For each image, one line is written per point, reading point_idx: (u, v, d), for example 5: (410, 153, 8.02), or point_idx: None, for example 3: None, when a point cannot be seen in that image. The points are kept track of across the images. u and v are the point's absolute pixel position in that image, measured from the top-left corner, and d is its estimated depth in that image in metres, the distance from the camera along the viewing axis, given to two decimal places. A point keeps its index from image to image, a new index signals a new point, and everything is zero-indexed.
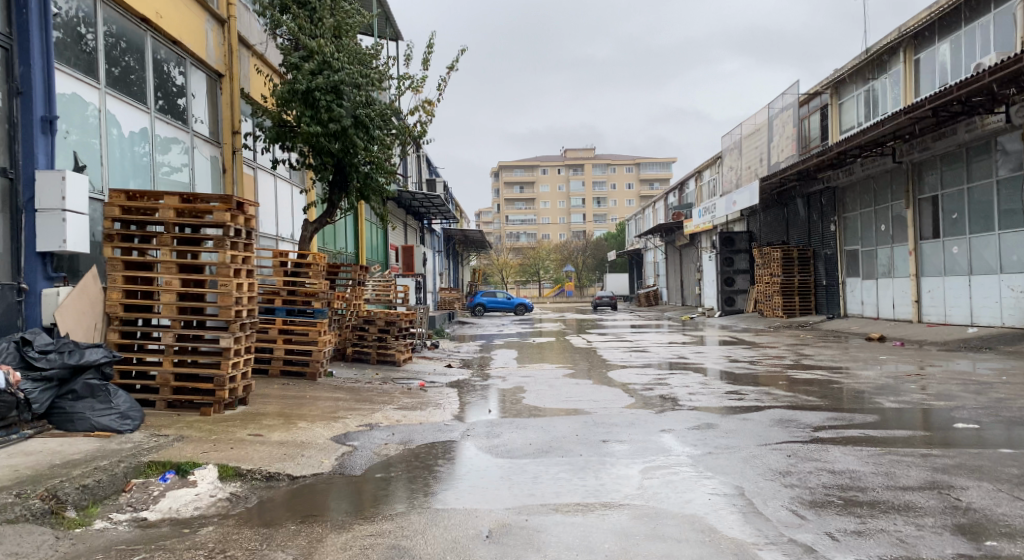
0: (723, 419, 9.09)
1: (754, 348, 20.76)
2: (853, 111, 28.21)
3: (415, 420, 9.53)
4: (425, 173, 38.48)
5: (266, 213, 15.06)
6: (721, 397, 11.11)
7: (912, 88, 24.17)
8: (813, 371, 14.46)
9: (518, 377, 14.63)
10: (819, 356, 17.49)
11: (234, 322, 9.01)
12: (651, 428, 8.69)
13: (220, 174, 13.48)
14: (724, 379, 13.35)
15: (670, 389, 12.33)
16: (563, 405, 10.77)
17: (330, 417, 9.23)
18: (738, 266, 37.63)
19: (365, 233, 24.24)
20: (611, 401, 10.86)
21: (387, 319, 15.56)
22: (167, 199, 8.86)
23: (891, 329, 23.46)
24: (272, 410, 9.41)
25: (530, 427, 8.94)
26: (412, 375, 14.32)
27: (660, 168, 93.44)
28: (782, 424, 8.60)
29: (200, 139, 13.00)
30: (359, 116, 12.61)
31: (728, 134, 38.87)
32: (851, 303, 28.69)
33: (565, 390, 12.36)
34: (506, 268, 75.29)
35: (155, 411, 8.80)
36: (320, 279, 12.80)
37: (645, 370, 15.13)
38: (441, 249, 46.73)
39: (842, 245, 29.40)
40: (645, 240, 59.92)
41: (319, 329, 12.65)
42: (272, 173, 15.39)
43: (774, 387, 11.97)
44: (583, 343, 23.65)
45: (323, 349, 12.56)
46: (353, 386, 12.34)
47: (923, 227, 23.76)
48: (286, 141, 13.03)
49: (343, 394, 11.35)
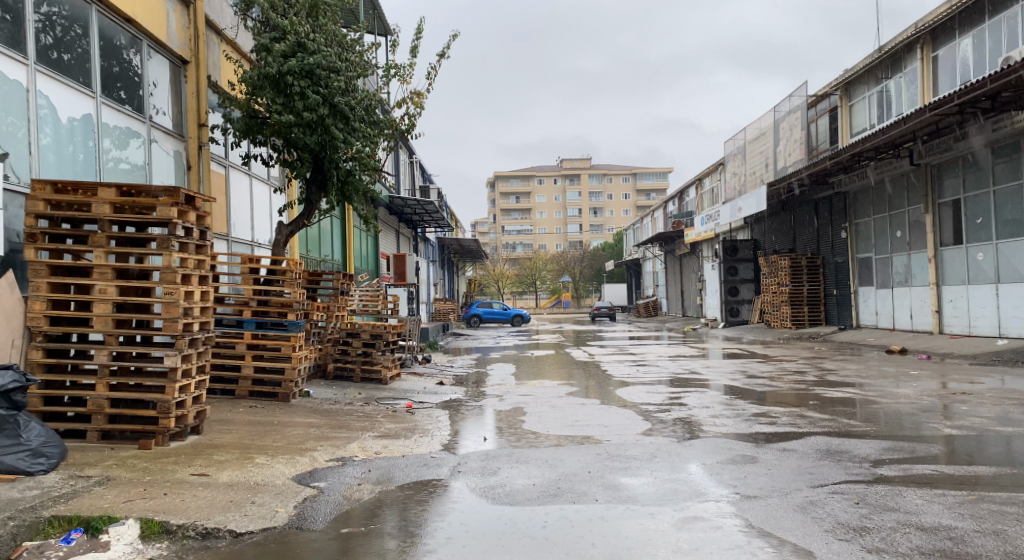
0: (760, 450, 7.75)
1: (768, 361, 19.41)
2: (865, 112, 26.98)
3: (398, 452, 8.15)
4: (417, 179, 37.14)
5: (239, 215, 13.78)
6: (749, 421, 9.73)
7: (930, 87, 22.94)
8: (842, 389, 13.09)
9: (517, 395, 13.25)
10: (842, 371, 16.13)
11: (182, 337, 7.65)
12: (675, 461, 7.35)
13: (184, 171, 12.06)
14: (745, 398, 12.00)
15: (687, 410, 10.97)
16: (569, 431, 9.40)
17: (297, 449, 7.85)
18: (742, 275, 36.34)
19: (352, 241, 22.89)
20: (623, 427, 9.49)
21: (373, 332, 14.15)
22: (102, 191, 7.48)
23: (912, 340, 22.15)
24: (229, 440, 8.01)
25: (533, 461, 7.58)
26: (401, 395, 12.93)
27: (656, 177, 92.30)
28: (831, 458, 7.25)
29: (162, 131, 11.63)
30: (338, 105, 11.28)
31: (730, 140, 37.70)
32: (864, 314, 27.40)
33: (570, 411, 10.99)
34: (503, 278, 73.89)
35: (85, 444, 7.37)
36: (295, 288, 11.41)
37: (655, 388, 13.76)
38: (435, 260, 45.42)
39: (853, 253, 28.15)
40: (643, 249, 58.63)
41: (294, 344, 11.28)
42: (245, 172, 14.11)
43: (804, 408, 10.62)
44: (583, 356, 22.25)
45: (297, 367, 11.21)
46: (331, 408, 10.96)
47: (943, 233, 22.50)
48: (257, 134, 11.72)
49: (318, 419, 9.96)
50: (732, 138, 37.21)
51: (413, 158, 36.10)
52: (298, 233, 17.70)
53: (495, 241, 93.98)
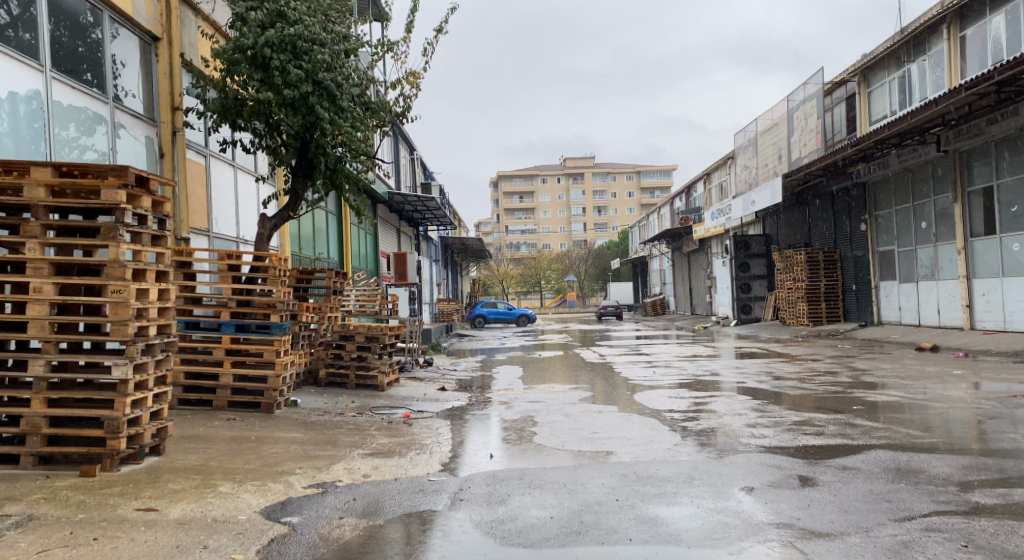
0: (817, 469, 6.58)
1: (792, 361, 18.19)
2: (885, 98, 25.79)
3: (389, 474, 6.99)
4: (418, 176, 36.00)
5: (221, 208, 12.70)
6: (791, 432, 8.56)
7: (957, 69, 21.89)
8: (883, 392, 11.91)
9: (525, 401, 12.08)
10: (877, 372, 14.94)
11: (134, 344, 6.46)
12: (717, 485, 6.19)
13: (156, 159, 10.80)
14: (778, 404, 10.82)
15: (717, 419, 9.80)
16: (588, 445, 8.25)
17: (271, 472, 6.71)
18: (754, 271, 35.13)
19: (349, 238, 21.76)
20: (648, 440, 8.34)
21: (369, 335, 13.04)
22: (36, 172, 6.35)
23: (942, 337, 21.00)
24: (193, 463, 6.86)
25: (550, 485, 6.41)
26: (398, 403, 11.76)
27: (660, 175, 91.18)
28: (906, 480, 6.07)
29: (131, 116, 10.36)
30: (323, 81, 10.12)
31: (741, 131, 36.50)
32: (887, 310, 26.22)
33: (587, 421, 9.82)
34: (507, 278, 72.56)
35: (18, 471, 6.23)
36: (280, 287, 10.33)
37: (676, 392, 12.60)
38: (438, 259, 44.34)
39: (874, 246, 26.95)
40: (650, 247, 57.41)
41: (278, 349, 10.16)
42: (229, 163, 13.08)
43: (849, 415, 9.45)
44: (594, 358, 21.09)
45: (281, 375, 10.10)
46: (318, 420, 9.81)
47: (973, 223, 21.50)
48: (236, 119, 10.52)
49: (302, 433, 8.79)
50: (742, 130, 36.03)
51: (414, 154, 35.00)
52: (289, 225, 16.62)
53: (498, 241, 92.79)
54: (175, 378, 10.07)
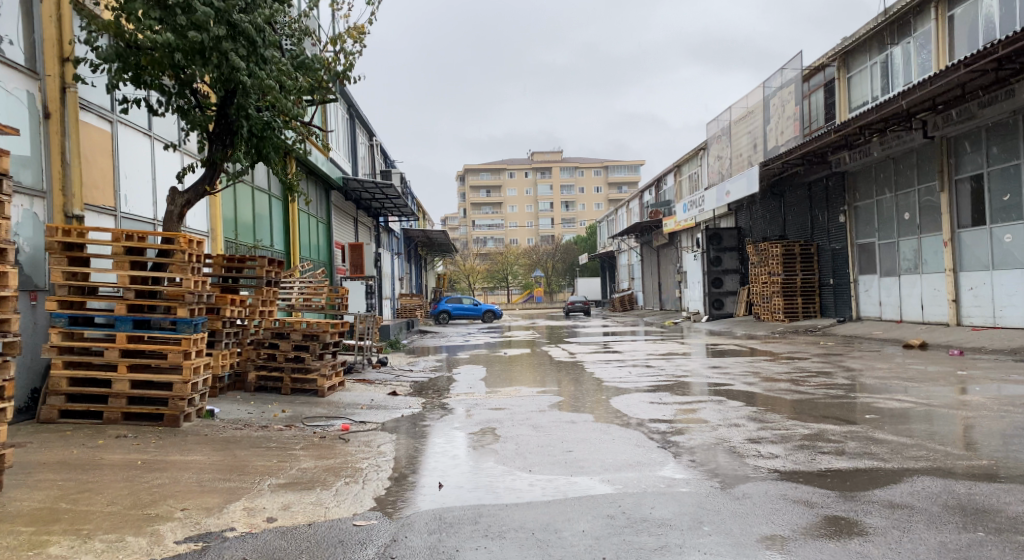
0: (857, 508, 5.11)
1: (777, 360, 16.81)
2: (866, 83, 24.63)
3: (304, 518, 5.34)
4: (378, 164, 34.17)
5: (130, 183, 10.96)
6: (804, 450, 7.06)
7: (945, 51, 20.72)
8: (891, 396, 10.51)
9: (485, 408, 10.47)
10: (872, 373, 13.59)
11: None
12: (732, 535, 4.71)
13: (39, 121, 8.90)
14: (779, 413, 9.32)
15: (711, 432, 8.29)
16: (559, 469, 6.67)
17: (144, 520, 5.05)
18: (726, 266, 33.92)
19: (297, 226, 20.02)
20: (635, 462, 6.78)
21: (306, 333, 11.37)
22: None
23: (930, 333, 19.86)
24: (38, 505, 5.20)
25: (511, 536, 4.86)
26: (337, 412, 10.04)
27: (628, 170, 90.36)
28: (982, 527, 4.63)
29: (8, 65, 8.47)
30: (240, 23, 8.47)
31: (713, 121, 35.24)
32: (866, 305, 25.10)
33: (559, 435, 8.24)
34: (474, 273, 70.90)
35: None
36: (189, 275, 8.66)
37: (658, 397, 11.07)
38: (401, 252, 42.59)
39: (853, 238, 25.82)
40: (618, 241, 56.20)
41: (185, 350, 8.45)
42: (143, 133, 11.37)
43: (867, 427, 7.97)
44: (564, 356, 19.55)
45: (189, 381, 8.43)
46: (233, 437, 8.09)
47: (960, 213, 20.37)
48: (140, 72, 8.80)
49: (208, 455, 7.09)
50: (715, 119, 34.76)
51: (374, 140, 33.25)
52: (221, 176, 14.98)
53: (465, 236, 90.92)
54: (57, 386, 8.28)
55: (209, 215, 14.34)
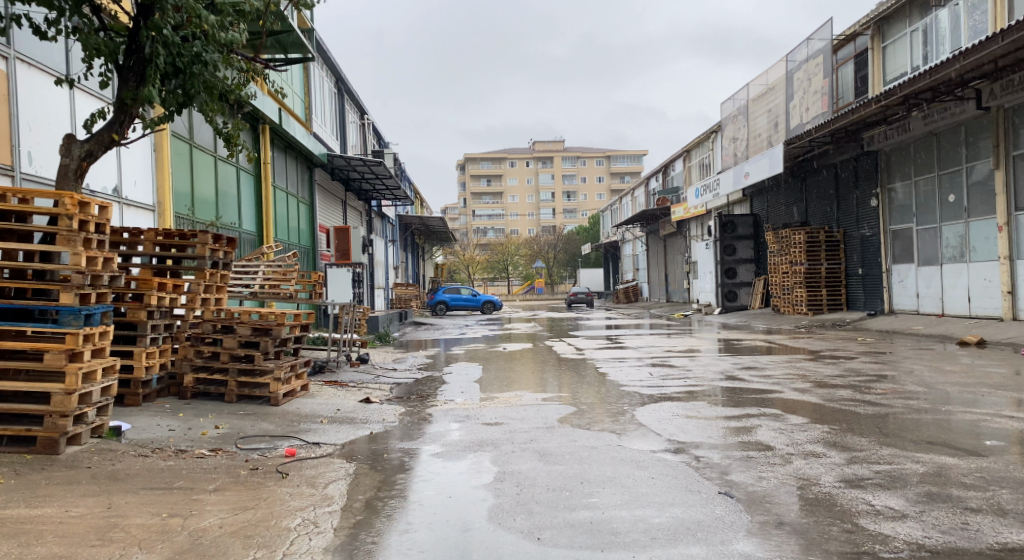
0: None
1: (817, 360, 14.53)
2: (905, 52, 22.30)
3: None
4: (369, 144, 31.79)
5: (34, 136, 8.72)
6: (938, 503, 4.86)
7: (1003, 12, 18.33)
8: (990, 411, 8.27)
9: (477, 423, 8.23)
10: (940, 378, 11.31)
11: None
12: None
13: None
14: (861, 435, 7.07)
15: (784, 466, 6.02)
16: (579, 538, 4.50)
17: None
18: (740, 255, 31.67)
19: (271, 205, 17.72)
20: (692, 524, 4.62)
21: (256, 326, 9.14)
22: None
23: (983, 328, 17.60)
24: None
25: None
26: (288, 430, 7.79)
27: (631, 160, 87.89)
28: None
29: None
30: None
31: (730, 100, 32.86)
32: (901, 297, 22.86)
33: (576, 468, 6.02)
34: (473, 264, 68.46)
35: None
36: (79, 250, 6.39)
37: (693, 410, 8.79)
38: (395, 239, 40.22)
39: (886, 224, 23.52)
40: (622, 232, 53.89)
41: (70, 349, 6.20)
42: (55, 76, 9.12)
43: (1005, 465, 5.73)
44: (571, 352, 17.30)
45: (75, 393, 6.22)
46: (129, 471, 5.86)
47: (1018, 193, 18.07)
48: None
49: (71, 506, 4.90)
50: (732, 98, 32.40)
51: (366, 118, 30.94)
52: (171, 139, 12.82)
53: (465, 226, 88.57)
54: None
55: (155, 183, 12.15)
